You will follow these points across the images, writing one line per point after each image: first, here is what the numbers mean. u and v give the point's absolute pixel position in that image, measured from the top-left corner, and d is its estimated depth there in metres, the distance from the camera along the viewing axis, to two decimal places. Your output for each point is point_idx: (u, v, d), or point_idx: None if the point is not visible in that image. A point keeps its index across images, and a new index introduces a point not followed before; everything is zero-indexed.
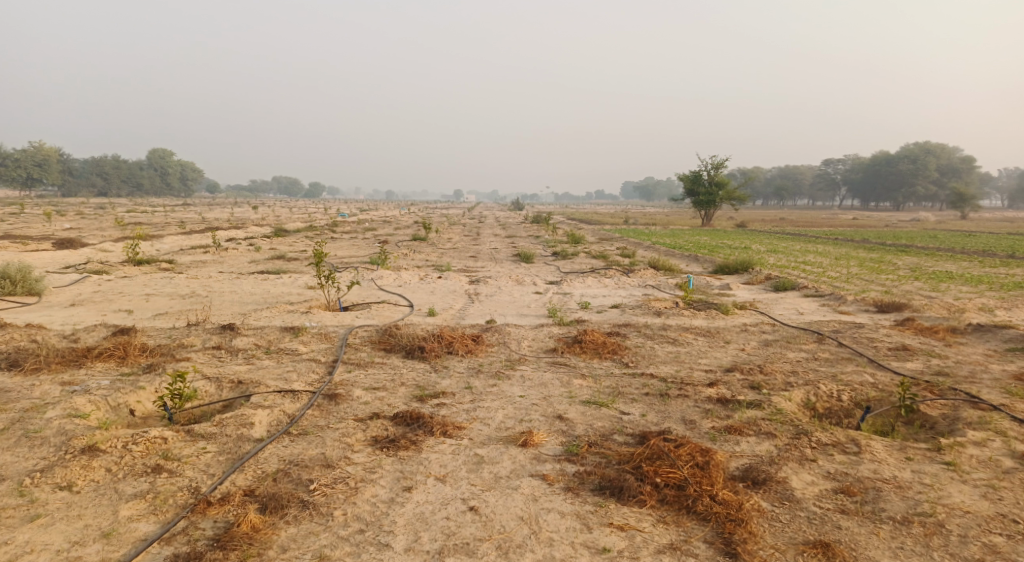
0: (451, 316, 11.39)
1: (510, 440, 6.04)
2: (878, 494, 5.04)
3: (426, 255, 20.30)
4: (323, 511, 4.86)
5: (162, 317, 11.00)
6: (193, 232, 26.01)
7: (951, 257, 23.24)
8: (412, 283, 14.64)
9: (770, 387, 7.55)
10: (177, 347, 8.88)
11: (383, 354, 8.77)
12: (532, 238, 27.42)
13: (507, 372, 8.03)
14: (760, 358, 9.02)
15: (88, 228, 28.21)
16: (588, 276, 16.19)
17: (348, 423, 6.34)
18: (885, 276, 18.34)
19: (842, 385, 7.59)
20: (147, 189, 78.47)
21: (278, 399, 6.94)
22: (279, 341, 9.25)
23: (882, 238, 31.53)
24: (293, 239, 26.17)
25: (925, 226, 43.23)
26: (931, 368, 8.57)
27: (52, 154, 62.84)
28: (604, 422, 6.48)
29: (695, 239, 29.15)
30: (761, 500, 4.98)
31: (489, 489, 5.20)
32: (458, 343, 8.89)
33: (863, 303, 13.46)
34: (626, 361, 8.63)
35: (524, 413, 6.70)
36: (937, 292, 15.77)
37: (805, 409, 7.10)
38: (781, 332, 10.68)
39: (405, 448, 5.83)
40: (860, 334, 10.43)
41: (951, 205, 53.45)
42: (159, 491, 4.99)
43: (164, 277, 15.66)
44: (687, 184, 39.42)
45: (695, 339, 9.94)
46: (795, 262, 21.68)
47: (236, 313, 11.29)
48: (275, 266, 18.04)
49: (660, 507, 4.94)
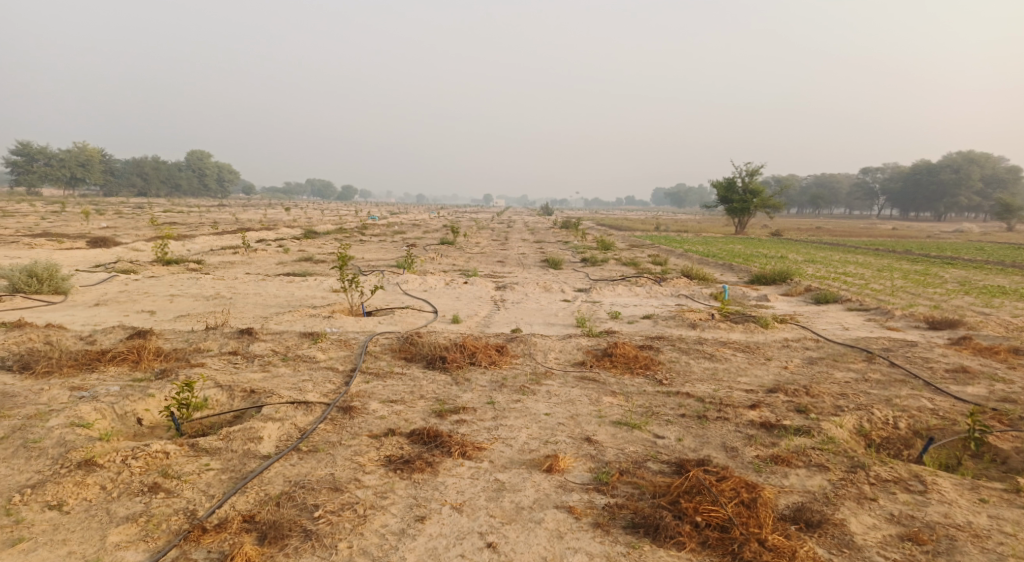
0: (475, 324, 10.95)
1: (533, 465, 5.56)
2: (952, 545, 4.44)
3: (453, 260, 19.91)
4: (327, 543, 4.46)
5: (183, 319, 10.78)
6: (224, 233, 26.10)
7: (1002, 270, 22.10)
8: (438, 288, 14.26)
9: (818, 411, 6.94)
10: (192, 351, 8.58)
11: (403, 364, 8.35)
12: (561, 244, 26.90)
13: (533, 387, 7.55)
14: (805, 378, 8.38)
15: (123, 227, 28.55)
16: (618, 284, 15.64)
17: (362, 440, 5.93)
18: (932, 290, 17.41)
19: (899, 412, 6.94)
20: (185, 190, 79.92)
21: (291, 411, 6.56)
22: (297, 347, 8.90)
23: (925, 250, 30.27)
24: (321, 240, 26.07)
25: (969, 237, 41.71)
26: (995, 394, 7.85)
27: (95, 154, 64.09)
28: (637, 447, 5.96)
29: (729, 248, 28.30)
30: (817, 547, 4.43)
31: (509, 522, 4.73)
32: (482, 354, 8.44)
33: (913, 319, 12.66)
34: (660, 378, 8.07)
35: (549, 434, 6.21)
36: (990, 308, 14.85)
37: (858, 437, 6.47)
38: (826, 349, 10.00)
39: (420, 470, 5.39)
40: (914, 353, 9.71)
41: (998, 216, 51.41)
42: (153, 513, 4.65)
43: (190, 277, 15.53)
44: (721, 191, 38.48)
45: (734, 355, 9.33)
46: (835, 272, 20.82)
47: (256, 317, 11.01)
48: (302, 268, 17.82)
49: (701, 552, 4.43)
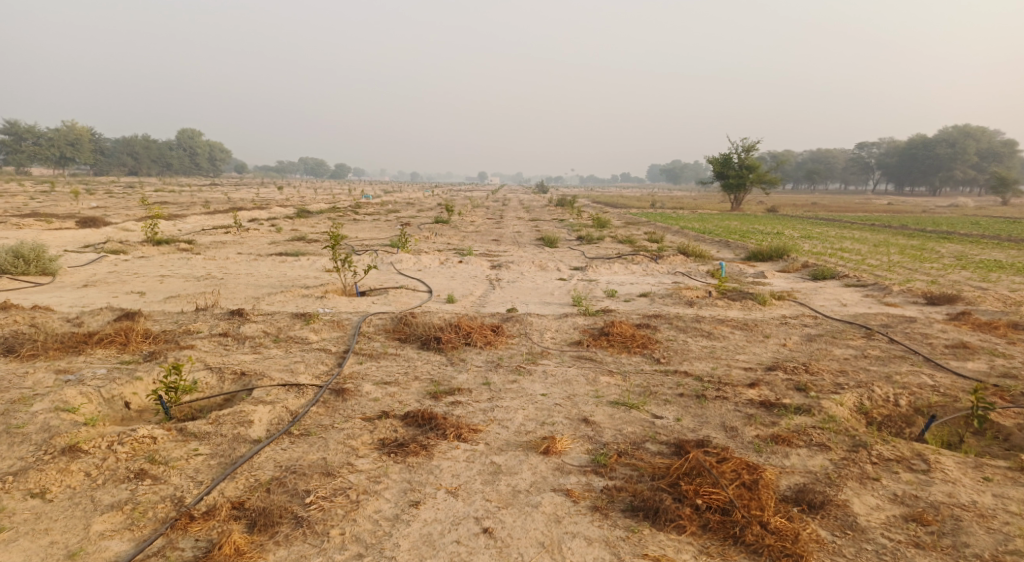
0: (470, 303, 10.81)
1: (530, 447, 5.46)
2: (957, 525, 4.36)
3: (447, 238, 19.69)
4: (318, 531, 4.36)
5: (173, 300, 10.58)
6: (216, 212, 25.75)
7: (998, 245, 22.00)
8: (433, 267, 14.10)
9: (818, 389, 6.84)
10: (182, 333, 8.42)
11: (397, 345, 8.21)
12: (557, 221, 26.69)
13: (529, 367, 7.43)
14: (804, 355, 8.28)
15: (113, 207, 28.09)
16: (614, 262, 15.50)
17: (354, 423, 5.80)
18: (928, 265, 17.32)
19: (899, 389, 6.85)
20: (176, 169, 79.06)
21: (282, 394, 6.42)
22: (289, 328, 8.75)
23: (920, 225, 30.16)
24: (315, 219, 25.81)
25: (963, 212, 41.59)
26: (995, 370, 7.77)
27: (84, 133, 63.12)
28: (635, 427, 5.86)
29: (725, 224, 28.11)
30: (820, 529, 4.34)
31: (506, 506, 4.63)
32: (477, 334, 8.31)
33: (910, 295, 12.57)
34: (658, 356, 7.96)
35: (546, 415, 6.10)
36: (987, 282, 14.77)
37: (859, 415, 6.38)
38: (825, 325, 9.90)
39: (414, 453, 5.27)
40: (913, 329, 9.63)
41: (993, 190, 51.22)
42: (139, 501, 4.54)
43: (181, 257, 15.30)
44: (717, 166, 38.20)
45: (732, 333, 9.22)
46: (831, 248, 20.69)
47: (248, 297, 10.82)
48: (295, 248, 17.60)
49: (702, 535, 4.34)
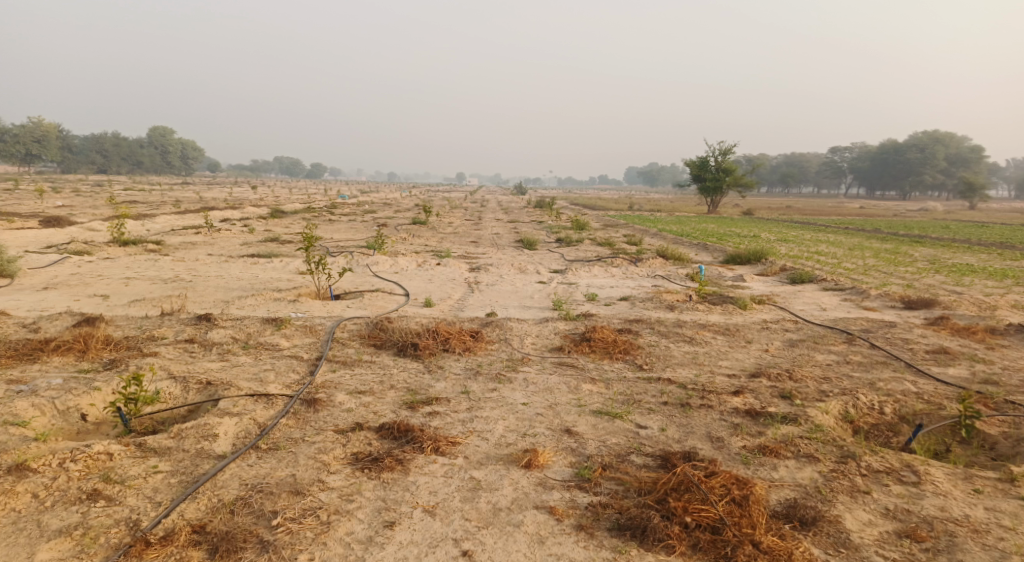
0: (448, 307, 10.55)
1: (511, 460, 5.24)
2: (952, 542, 4.24)
3: (425, 240, 19.37)
4: (285, 555, 4.10)
5: (138, 304, 10.16)
6: (188, 213, 25.12)
7: (969, 249, 22.30)
8: (410, 270, 13.81)
9: (803, 397, 6.72)
10: (145, 340, 8.04)
11: (372, 352, 7.92)
12: (535, 224, 26.50)
13: (509, 374, 7.20)
14: (787, 361, 8.17)
15: (79, 206, 27.16)
16: (594, 264, 15.35)
17: (326, 436, 5.52)
18: (903, 268, 17.44)
19: (884, 396, 6.76)
20: (148, 167, 77.42)
21: (250, 404, 6.11)
22: (259, 334, 8.41)
23: (893, 228, 30.55)
24: (289, 220, 25.29)
25: (932, 216, 42.39)
26: (976, 376, 7.73)
27: (50, 130, 61.29)
28: (619, 438, 5.67)
29: (702, 227, 28.19)
30: (812, 547, 4.20)
31: (485, 526, 4.42)
32: (455, 340, 8.06)
33: (888, 299, 12.58)
34: (640, 363, 7.78)
35: (527, 426, 5.87)
36: (961, 286, 14.88)
37: (844, 424, 6.25)
38: (806, 330, 9.83)
39: (389, 469, 5.02)
40: (893, 334, 9.60)
41: (960, 194, 52.17)
42: (90, 525, 4.25)
43: (148, 259, 14.80)
44: (694, 169, 38.33)
45: (714, 338, 9.10)
46: (808, 252, 20.80)
47: (217, 301, 10.44)
48: (268, 249, 17.15)
49: (692, 556, 4.16)
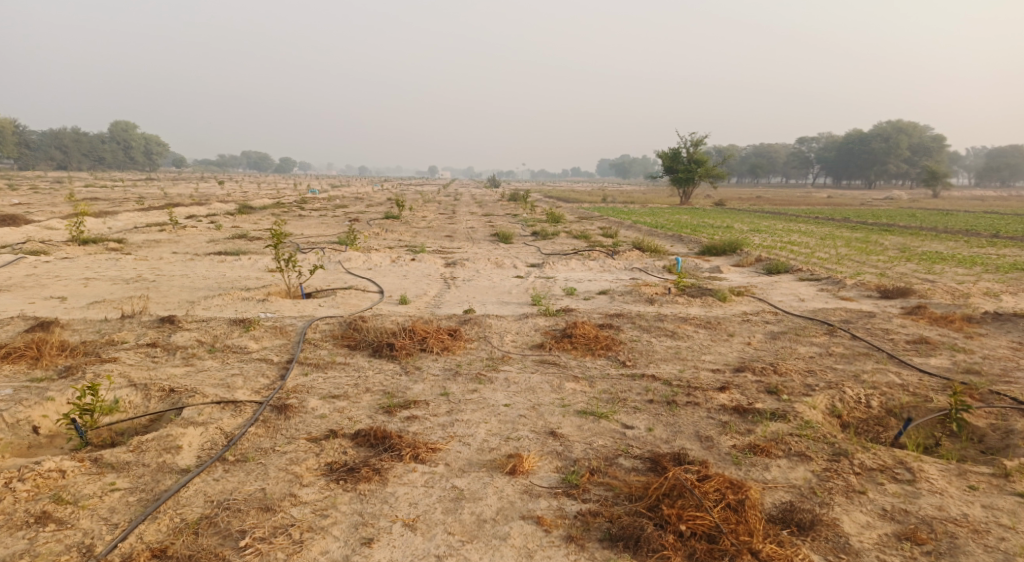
0: (424, 304, 10.26)
1: (494, 466, 5.01)
2: (954, 545, 4.15)
3: (398, 235, 18.98)
4: None
5: (98, 306, 9.66)
6: (151, 209, 24.28)
7: (936, 236, 22.59)
8: (383, 266, 13.45)
9: (789, 392, 6.58)
10: (104, 344, 7.61)
11: (346, 353, 7.59)
12: (510, 217, 26.23)
13: (489, 374, 6.94)
14: (770, 355, 8.05)
15: (37, 204, 26.10)
16: (571, 258, 15.14)
17: (298, 445, 5.22)
18: (875, 257, 17.59)
19: (870, 389, 6.66)
20: (109, 162, 75.25)
21: (216, 413, 5.78)
22: (226, 336, 8.02)
23: (862, 217, 30.87)
24: (258, 216, 24.62)
25: (899, 204, 42.84)
26: (958, 366, 7.71)
27: (6, 123, 58.93)
28: (605, 440, 5.47)
29: (676, 218, 28.25)
30: (811, 553, 4.09)
31: (470, 541, 4.23)
32: (432, 339, 7.78)
33: (864, 288, 12.60)
34: (623, 359, 7.59)
35: (510, 429, 5.64)
36: (933, 275, 15.00)
37: (832, 418, 6.14)
38: (787, 322, 9.74)
39: (366, 479, 4.76)
40: (873, 324, 9.56)
41: (924, 184, 52.92)
42: (39, 553, 3.96)
43: (109, 258, 14.17)
44: (666, 161, 38.36)
45: (696, 332, 8.95)
46: (781, 242, 20.88)
47: (182, 302, 9.99)
48: (236, 246, 16.59)
49: None
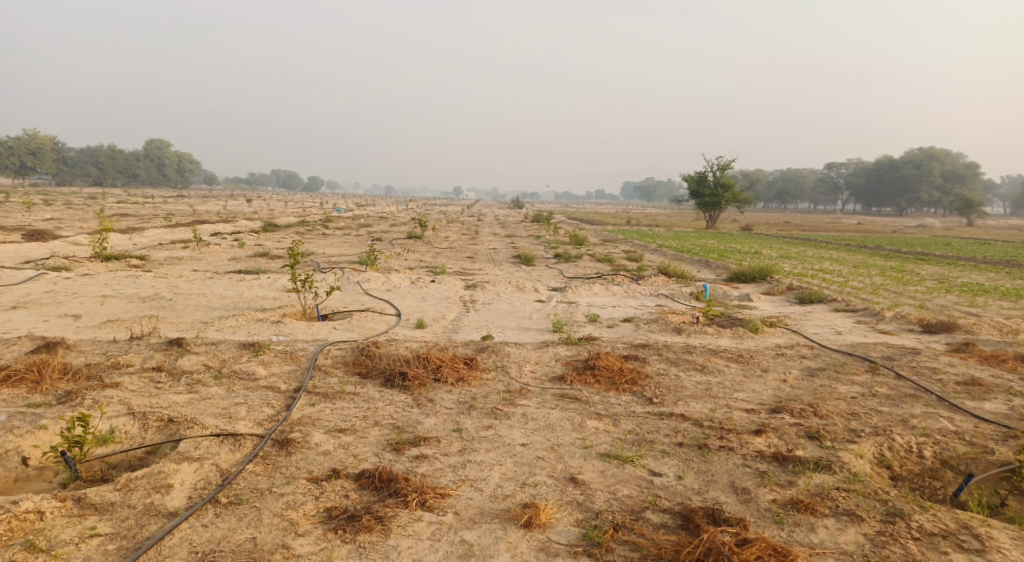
0: (441, 329, 9.88)
1: (508, 516, 4.58)
2: None
3: (420, 255, 18.69)
4: None
5: (109, 325, 9.43)
6: (177, 226, 24.34)
7: (976, 267, 21.67)
8: (403, 287, 13.13)
9: (832, 437, 6.01)
10: (109, 367, 7.33)
11: (356, 382, 7.19)
12: (533, 238, 25.85)
13: (506, 409, 6.49)
14: (808, 395, 7.46)
15: (68, 219, 26.34)
16: (594, 282, 14.68)
17: (297, 486, 4.82)
18: (913, 288, 16.85)
19: (923, 436, 6.08)
20: (142, 178, 76.70)
21: (214, 447, 5.41)
22: (234, 361, 7.70)
23: (895, 245, 29.92)
24: (281, 234, 24.57)
25: (933, 232, 41.65)
26: (1017, 412, 7.07)
27: (46, 142, 60.34)
28: (631, 488, 4.99)
29: (702, 243, 27.66)
30: None
31: None
32: (447, 369, 7.36)
33: (905, 322, 11.92)
34: (650, 396, 7.07)
35: (527, 473, 5.18)
36: (976, 308, 14.23)
37: (881, 470, 5.59)
38: (825, 357, 9.14)
39: (367, 529, 4.38)
40: (919, 362, 8.91)
41: (958, 212, 51.36)
42: None
43: (128, 275, 14.03)
44: (691, 185, 37.81)
45: (727, 366, 8.40)
46: (812, 269, 20.19)
47: (195, 322, 9.72)
48: (256, 265, 16.38)
49: None
